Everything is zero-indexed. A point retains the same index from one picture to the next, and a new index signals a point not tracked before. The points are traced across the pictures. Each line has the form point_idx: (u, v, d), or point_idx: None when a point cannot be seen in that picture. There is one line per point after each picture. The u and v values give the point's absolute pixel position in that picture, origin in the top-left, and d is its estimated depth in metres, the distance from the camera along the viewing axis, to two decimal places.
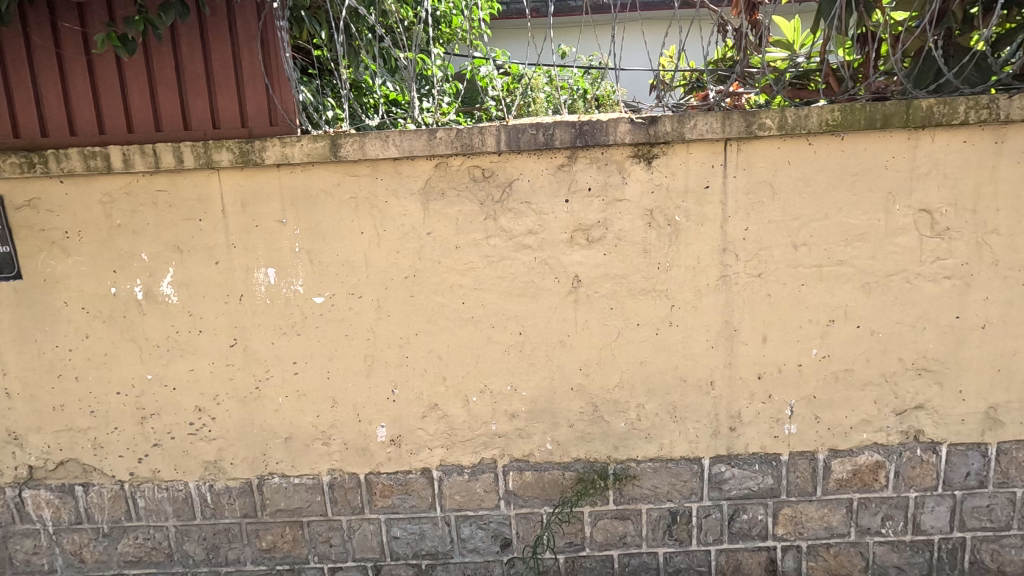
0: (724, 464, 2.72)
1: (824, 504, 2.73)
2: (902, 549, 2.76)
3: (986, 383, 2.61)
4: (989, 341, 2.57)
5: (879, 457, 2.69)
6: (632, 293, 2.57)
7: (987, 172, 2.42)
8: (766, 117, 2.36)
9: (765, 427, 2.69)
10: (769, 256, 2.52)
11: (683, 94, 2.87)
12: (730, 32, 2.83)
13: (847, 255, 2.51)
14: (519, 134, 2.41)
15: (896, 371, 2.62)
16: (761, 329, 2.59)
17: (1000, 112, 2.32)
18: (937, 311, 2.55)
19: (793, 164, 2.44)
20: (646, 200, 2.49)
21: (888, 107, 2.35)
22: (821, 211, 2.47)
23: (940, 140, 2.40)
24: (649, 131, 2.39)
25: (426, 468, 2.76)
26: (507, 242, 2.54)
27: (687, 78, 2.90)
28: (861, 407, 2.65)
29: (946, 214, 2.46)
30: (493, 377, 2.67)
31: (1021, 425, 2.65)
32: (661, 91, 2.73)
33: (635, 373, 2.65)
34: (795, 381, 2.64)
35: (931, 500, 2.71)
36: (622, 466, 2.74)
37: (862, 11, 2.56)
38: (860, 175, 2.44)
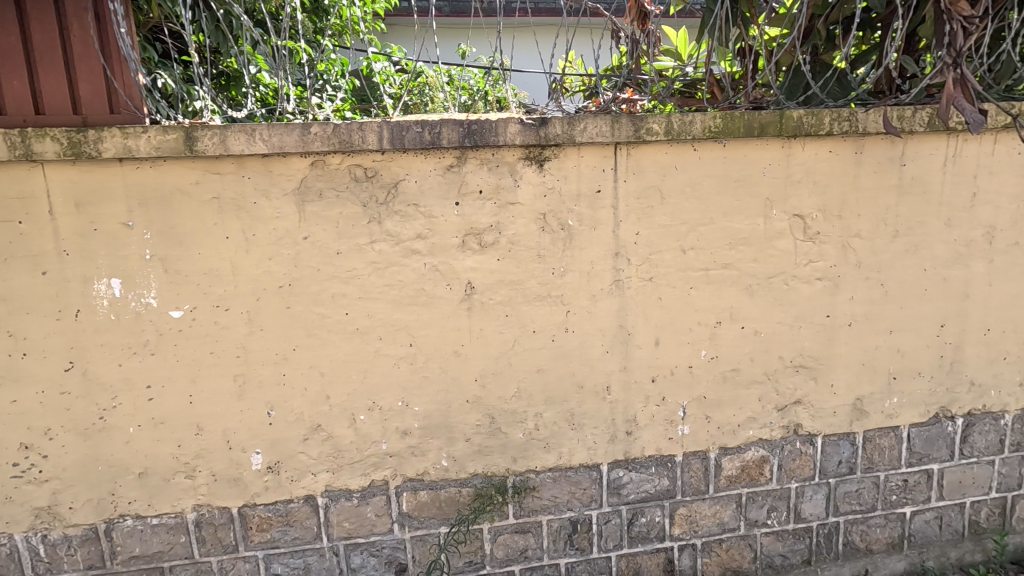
0: (621, 469, 2.72)
1: (716, 501, 2.80)
2: (786, 537, 2.89)
3: (854, 377, 2.80)
4: (855, 338, 2.76)
5: (764, 452, 2.80)
6: (527, 299, 2.49)
7: (851, 179, 2.59)
8: (653, 122, 2.38)
9: (660, 429, 2.71)
10: (659, 260, 2.54)
11: (583, 100, 2.89)
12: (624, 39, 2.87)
13: (732, 259, 2.59)
14: (403, 132, 2.25)
15: (777, 369, 2.74)
16: (654, 332, 2.61)
17: (859, 124, 2.49)
18: (811, 311, 2.70)
19: (679, 169, 2.47)
20: (539, 204, 2.42)
21: (764, 116, 2.44)
22: (707, 216, 2.53)
23: (810, 149, 2.54)
24: (540, 132, 2.31)
25: (309, 496, 2.52)
26: (394, 247, 2.37)
27: (587, 82, 2.92)
28: (747, 405, 2.75)
29: (816, 219, 2.61)
30: (383, 393, 2.49)
31: (884, 414, 2.86)
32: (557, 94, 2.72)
33: (532, 381, 2.58)
34: (687, 383, 2.69)
35: (809, 490, 2.86)
36: (521, 478, 2.65)
37: (740, 25, 2.67)
38: (742, 181, 2.52)
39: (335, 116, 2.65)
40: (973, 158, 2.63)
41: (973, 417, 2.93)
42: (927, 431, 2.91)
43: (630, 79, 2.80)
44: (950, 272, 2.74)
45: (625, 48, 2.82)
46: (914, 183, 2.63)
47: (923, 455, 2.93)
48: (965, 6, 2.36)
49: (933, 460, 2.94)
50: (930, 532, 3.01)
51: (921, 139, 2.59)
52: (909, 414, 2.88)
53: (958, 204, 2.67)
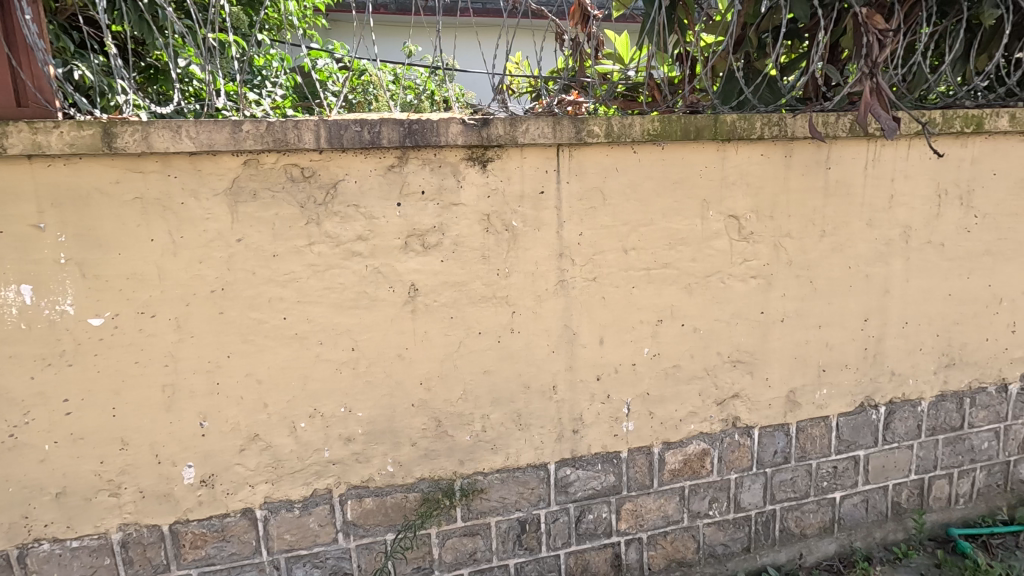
0: (569, 467, 2.75)
1: (660, 495, 2.87)
2: (726, 527, 3.00)
3: (787, 370, 2.93)
4: (788, 333, 2.89)
5: (705, 445, 2.90)
6: (472, 301, 2.48)
7: (781, 181, 2.71)
8: (594, 124, 2.41)
9: (606, 427, 2.76)
10: (602, 260, 2.58)
11: (529, 101, 2.91)
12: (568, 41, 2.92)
13: (672, 258, 2.66)
14: (341, 131, 2.19)
15: (716, 364, 2.83)
16: (598, 331, 2.65)
17: (788, 129, 2.61)
18: (747, 308, 2.81)
19: (620, 171, 2.52)
20: (482, 205, 2.41)
21: (700, 120, 2.52)
22: (647, 217, 2.59)
23: (743, 152, 2.64)
24: (482, 133, 2.31)
25: (247, 509, 2.41)
26: (334, 249, 2.30)
27: (534, 84, 2.94)
28: (688, 400, 2.84)
29: (750, 220, 2.71)
30: (324, 399, 2.41)
31: (814, 404, 3.01)
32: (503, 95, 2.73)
33: (479, 383, 2.56)
34: (631, 380, 2.74)
35: (748, 480, 2.98)
36: (469, 480, 2.63)
37: (678, 31, 2.76)
38: (680, 183, 2.60)
39: (273, 113, 2.56)
40: (890, 162, 2.80)
41: (894, 405, 3.12)
42: (853, 420, 3.08)
43: (575, 81, 2.83)
44: (872, 269, 2.91)
45: (569, 51, 2.87)
46: (838, 186, 2.77)
47: (851, 442, 3.10)
48: (881, 19, 2.54)
49: (859, 446, 3.12)
50: (857, 514, 3.19)
51: (844, 144, 2.73)
52: (837, 404, 3.04)
53: (878, 205, 2.84)
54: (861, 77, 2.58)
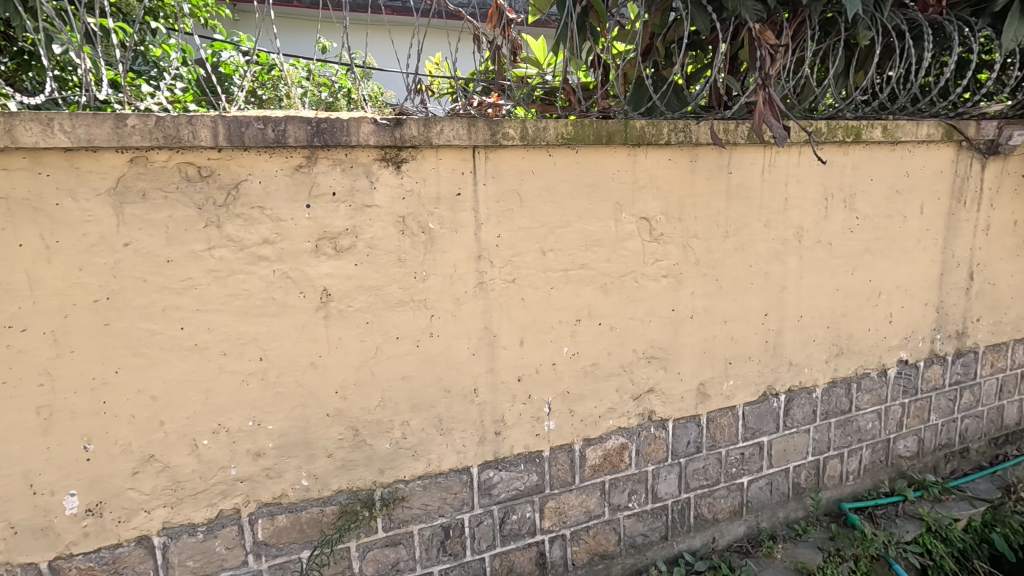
0: (492, 469, 2.74)
1: (582, 491, 2.94)
2: (645, 517, 3.11)
3: (697, 364, 3.09)
4: (697, 329, 3.04)
5: (623, 439, 2.99)
6: (389, 305, 2.42)
7: (688, 185, 2.85)
8: (509, 127, 2.42)
9: (528, 427, 2.78)
10: (521, 262, 2.60)
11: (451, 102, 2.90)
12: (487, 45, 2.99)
13: (588, 259, 2.72)
14: (242, 128, 2.06)
15: (632, 361, 2.93)
16: (518, 332, 2.66)
17: (692, 135, 2.75)
18: (659, 306, 2.93)
19: (536, 174, 2.55)
20: (397, 207, 2.36)
21: (611, 125, 2.60)
22: (564, 219, 2.64)
23: (652, 157, 2.75)
24: (394, 133, 2.25)
25: (143, 536, 2.22)
26: (237, 253, 2.17)
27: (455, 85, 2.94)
28: (606, 397, 2.92)
29: (660, 222, 2.83)
30: (230, 413, 2.26)
31: (723, 396, 3.19)
32: (421, 95, 2.70)
33: (397, 389, 2.51)
34: (551, 379, 2.78)
35: (664, 471, 3.11)
36: (389, 489, 2.57)
37: (590, 38, 2.85)
38: (594, 186, 2.67)
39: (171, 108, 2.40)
40: (784, 168, 3.02)
41: (793, 392, 3.37)
42: (757, 408, 3.29)
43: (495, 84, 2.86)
44: (771, 267, 3.13)
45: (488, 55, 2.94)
46: (739, 189, 2.96)
47: (755, 429, 3.31)
48: (772, 36, 2.73)
49: (763, 433, 3.33)
50: (763, 497, 3.41)
51: (743, 150, 2.92)
52: (743, 394, 3.24)
53: (774, 208, 3.06)
54: (756, 88, 2.75)
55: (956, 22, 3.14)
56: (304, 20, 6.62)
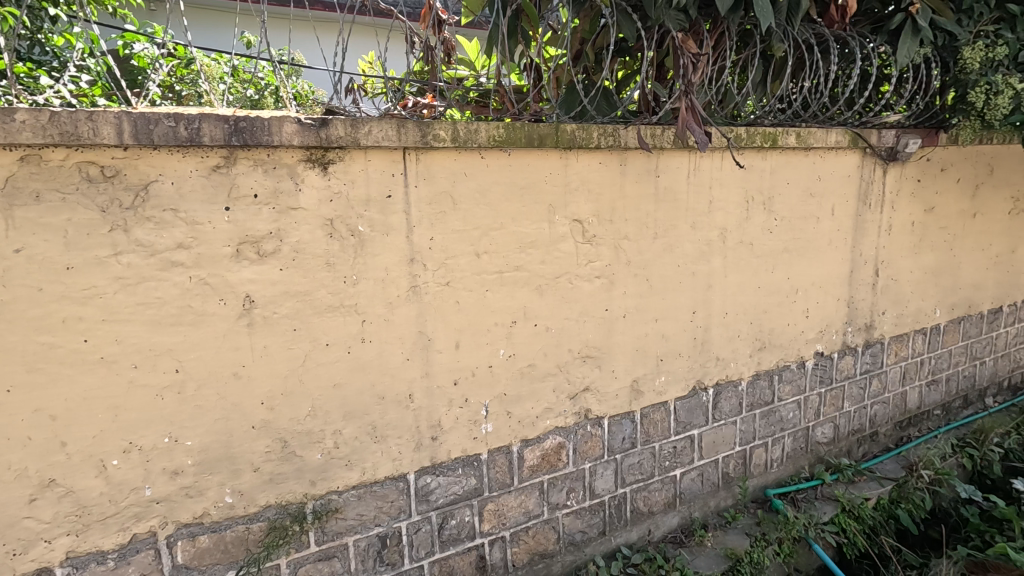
0: (429, 475, 2.71)
1: (521, 492, 2.95)
2: (583, 514, 3.16)
3: (630, 362, 3.17)
4: (630, 328, 3.13)
5: (560, 438, 3.03)
6: (318, 311, 2.34)
7: (618, 188, 2.92)
8: (439, 128, 2.40)
9: (465, 431, 2.76)
10: (455, 264, 2.58)
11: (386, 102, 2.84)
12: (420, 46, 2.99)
13: (522, 261, 2.74)
14: (151, 125, 1.94)
15: (568, 361, 2.98)
16: (454, 335, 2.64)
17: (621, 139, 2.82)
18: (593, 306, 2.99)
19: (468, 176, 2.54)
20: (324, 209, 2.28)
21: (542, 128, 2.62)
22: (497, 221, 2.64)
23: (583, 160, 2.80)
24: (320, 133, 2.18)
25: (44, 568, 2.05)
26: (148, 259, 2.03)
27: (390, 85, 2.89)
28: (543, 397, 2.94)
29: (593, 224, 2.89)
30: (143, 430, 2.12)
31: (655, 391, 3.29)
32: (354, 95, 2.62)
33: (328, 397, 2.42)
34: (488, 382, 2.78)
35: (600, 467, 3.17)
36: (322, 501, 2.48)
37: (522, 41, 2.88)
38: (527, 188, 2.69)
39: (76, 102, 2.25)
40: (708, 172, 3.16)
41: (720, 386, 3.52)
42: (687, 403, 3.42)
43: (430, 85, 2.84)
44: (697, 267, 3.26)
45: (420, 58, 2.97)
46: (666, 192, 3.06)
47: (686, 423, 3.44)
48: (693, 45, 2.86)
49: (694, 427, 3.47)
50: (695, 488, 3.54)
51: (670, 154, 3.02)
52: (674, 389, 3.36)
53: (700, 210, 3.19)
54: (679, 95, 2.88)
55: (858, 38, 3.41)
56: (221, 12, 6.44)
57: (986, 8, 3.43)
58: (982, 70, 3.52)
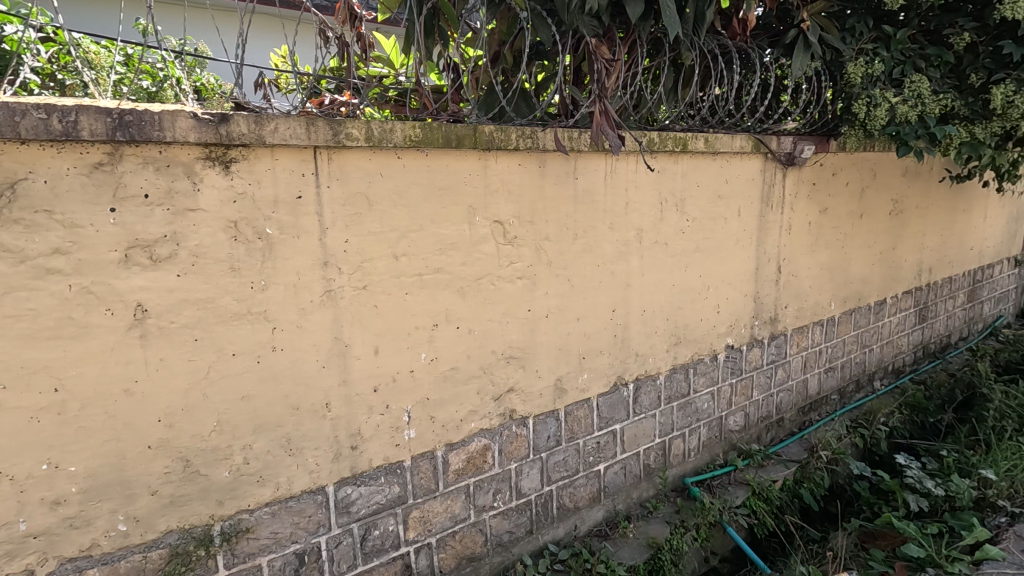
0: (349, 485, 2.61)
1: (446, 497, 2.91)
2: (510, 514, 3.17)
3: (553, 361, 3.21)
4: (552, 327, 3.17)
5: (485, 440, 3.02)
6: (222, 320, 2.19)
7: (538, 189, 2.95)
8: (352, 127, 2.32)
9: (387, 438, 2.69)
10: (372, 267, 2.50)
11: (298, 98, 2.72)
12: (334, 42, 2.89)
13: (443, 263, 2.70)
14: (17, 117, 1.74)
15: (491, 362, 2.97)
16: (373, 341, 2.56)
17: (539, 142, 2.86)
18: (515, 307, 3.00)
19: (385, 176, 2.47)
20: (227, 211, 2.14)
21: (460, 129, 2.61)
22: (416, 222, 2.59)
23: (502, 161, 2.80)
24: (219, 130, 2.05)
25: None
26: (17, 267, 1.82)
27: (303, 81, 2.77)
28: (467, 400, 2.92)
29: (513, 225, 2.90)
30: (15, 457, 1.89)
31: (578, 389, 3.36)
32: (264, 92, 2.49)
33: (236, 411, 2.28)
34: (410, 387, 2.72)
35: (526, 467, 3.19)
36: (231, 521, 2.33)
37: (439, 41, 2.83)
38: (446, 190, 2.65)
39: None
40: (624, 174, 3.26)
41: (640, 380, 3.65)
42: (609, 399, 3.51)
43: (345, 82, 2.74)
44: (616, 266, 3.35)
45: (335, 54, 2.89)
46: (585, 194, 3.13)
47: (609, 418, 3.53)
48: (606, 51, 2.97)
49: (616, 422, 3.57)
50: (619, 480, 3.65)
51: (588, 157, 3.09)
52: (596, 386, 3.44)
53: (617, 212, 3.28)
54: (594, 99, 2.96)
55: (758, 51, 3.69)
56: None
57: (864, 28, 3.84)
58: (863, 84, 3.86)
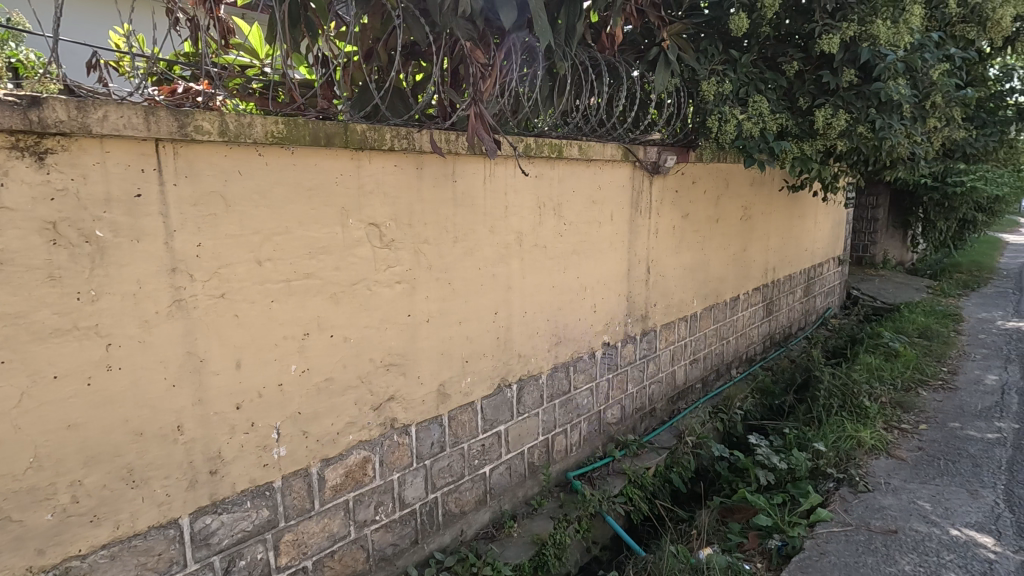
0: (209, 515, 2.36)
1: (323, 516, 2.75)
2: (394, 526, 3.07)
3: (436, 366, 3.16)
4: (433, 332, 3.12)
5: (365, 452, 2.90)
6: (38, 337, 1.87)
7: (415, 192, 2.89)
8: (202, 119, 2.11)
9: (253, 459, 2.47)
10: (230, 274, 2.29)
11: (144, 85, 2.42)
12: (188, 28, 2.62)
13: (313, 268, 2.54)
14: None
15: (369, 371, 2.85)
16: (233, 354, 2.34)
17: (415, 143, 2.81)
18: (394, 312, 2.90)
19: (244, 175, 2.27)
20: (43, 209, 1.84)
21: (329, 126, 2.48)
22: (281, 225, 2.41)
23: (377, 162, 2.71)
24: (30, 115, 1.75)
25: None
26: None
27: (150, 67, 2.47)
28: (344, 412, 2.78)
29: (390, 228, 2.81)
30: None
31: (461, 393, 3.34)
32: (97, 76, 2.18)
33: (60, 442, 1.95)
34: (278, 402, 2.53)
35: (409, 476, 3.11)
36: (57, 570, 2.01)
37: (306, 33, 2.66)
38: (315, 190, 2.50)
39: None
40: (502, 178, 3.31)
41: (523, 381, 3.72)
42: (492, 401, 3.53)
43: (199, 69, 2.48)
44: (497, 269, 3.38)
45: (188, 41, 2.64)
46: (464, 197, 3.12)
47: (493, 420, 3.55)
48: (481, 55, 2.95)
49: (500, 423, 3.60)
50: (504, 481, 3.68)
51: (465, 160, 3.09)
52: (480, 389, 3.44)
53: (496, 215, 3.31)
54: (469, 102, 2.94)
55: (624, 65, 3.93)
56: None
57: (715, 51, 4.24)
58: (715, 101, 4.24)
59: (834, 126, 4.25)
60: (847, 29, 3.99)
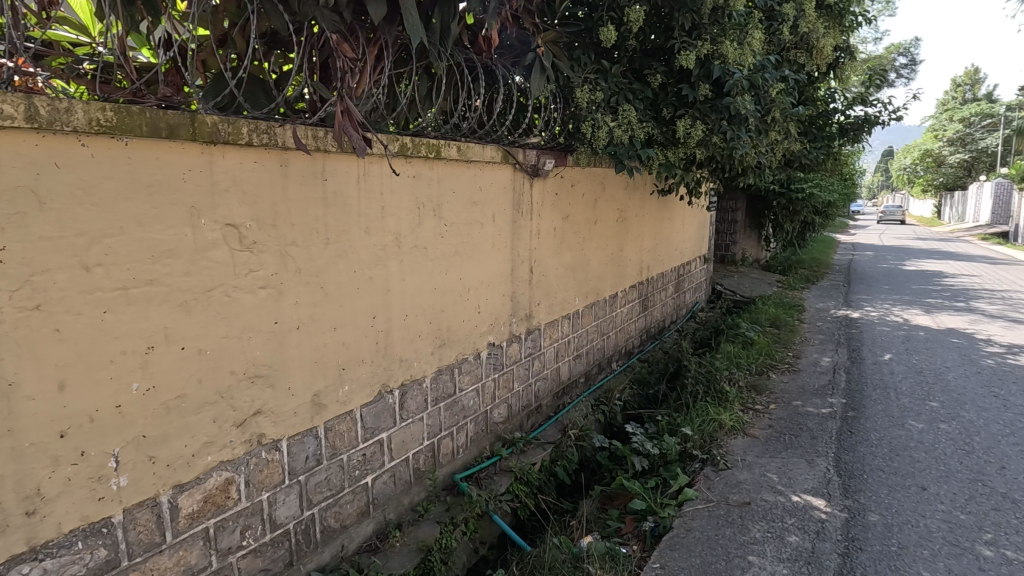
0: (26, 563, 2.03)
1: (177, 548, 2.47)
2: (265, 550, 2.85)
3: (308, 376, 2.98)
4: (304, 340, 2.93)
5: (227, 474, 2.66)
6: None
7: (279, 191, 2.70)
8: (4, 101, 1.80)
9: (84, 493, 2.16)
10: (47, 281, 1.98)
11: None
12: None
13: (157, 273, 2.28)
14: None
15: (230, 385, 2.62)
16: (54, 374, 2.02)
17: (277, 138, 2.63)
18: (258, 320, 2.69)
19: (63, 168, 1.98)
20: None
21: (172, 116, 2.24)
22: (115, 225, 2.13)
23: (232, 157, 2.49)
24: None
25: None
26: None
27: None
28: (200, 431, 2.52)
29: (251, 229, 2.60)
30: None
31: (338, 402, 3.18)
32: None
33: None
34: (116, 426, 2.23)
35: (281, 494, 2.91)
36: None
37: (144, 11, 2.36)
38: (157, 187, 2.24)
39: None
40: (377, 178, 3.20)
41: (406, 385, 3.63)
42: (373, 408, 3.40)
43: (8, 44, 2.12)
44: (374, 272, 3.27)
45: None
46: (335, 197, 2.97)
47: (374, 428, 3.43)
48: (349, 50, 2.88)
49: (382, 430, 3.48)
50: (388, 490, 3.57)
51: (334, 158, 2.95)
52: (359, 397, 3.30)
53: (372, 215, 3.20)
54: (337, 97, 2.82)
55: (501, 69, 4.00)
56: None
57: (587, 60, 4.43)
58: (589, 108, 4.45)
59: (693, 135, 4.64)
60: (702, 47, 4.38)
